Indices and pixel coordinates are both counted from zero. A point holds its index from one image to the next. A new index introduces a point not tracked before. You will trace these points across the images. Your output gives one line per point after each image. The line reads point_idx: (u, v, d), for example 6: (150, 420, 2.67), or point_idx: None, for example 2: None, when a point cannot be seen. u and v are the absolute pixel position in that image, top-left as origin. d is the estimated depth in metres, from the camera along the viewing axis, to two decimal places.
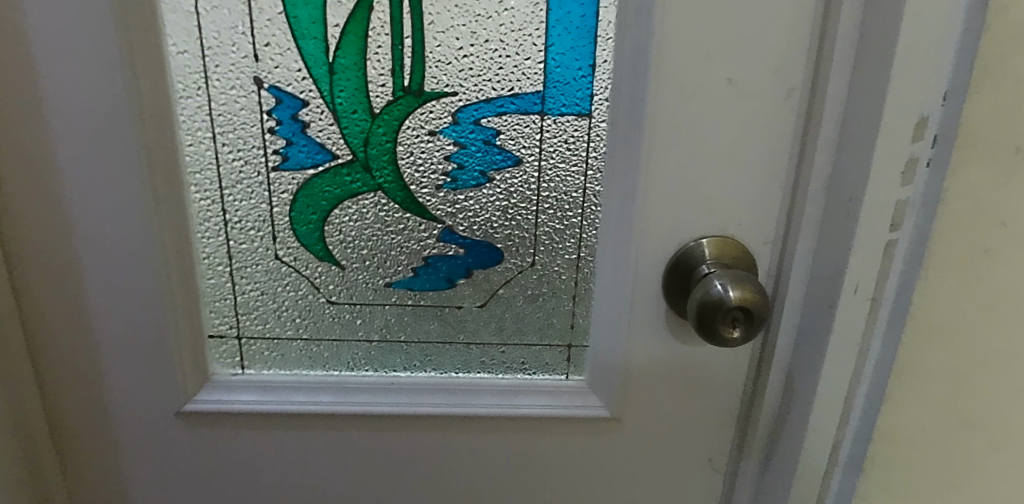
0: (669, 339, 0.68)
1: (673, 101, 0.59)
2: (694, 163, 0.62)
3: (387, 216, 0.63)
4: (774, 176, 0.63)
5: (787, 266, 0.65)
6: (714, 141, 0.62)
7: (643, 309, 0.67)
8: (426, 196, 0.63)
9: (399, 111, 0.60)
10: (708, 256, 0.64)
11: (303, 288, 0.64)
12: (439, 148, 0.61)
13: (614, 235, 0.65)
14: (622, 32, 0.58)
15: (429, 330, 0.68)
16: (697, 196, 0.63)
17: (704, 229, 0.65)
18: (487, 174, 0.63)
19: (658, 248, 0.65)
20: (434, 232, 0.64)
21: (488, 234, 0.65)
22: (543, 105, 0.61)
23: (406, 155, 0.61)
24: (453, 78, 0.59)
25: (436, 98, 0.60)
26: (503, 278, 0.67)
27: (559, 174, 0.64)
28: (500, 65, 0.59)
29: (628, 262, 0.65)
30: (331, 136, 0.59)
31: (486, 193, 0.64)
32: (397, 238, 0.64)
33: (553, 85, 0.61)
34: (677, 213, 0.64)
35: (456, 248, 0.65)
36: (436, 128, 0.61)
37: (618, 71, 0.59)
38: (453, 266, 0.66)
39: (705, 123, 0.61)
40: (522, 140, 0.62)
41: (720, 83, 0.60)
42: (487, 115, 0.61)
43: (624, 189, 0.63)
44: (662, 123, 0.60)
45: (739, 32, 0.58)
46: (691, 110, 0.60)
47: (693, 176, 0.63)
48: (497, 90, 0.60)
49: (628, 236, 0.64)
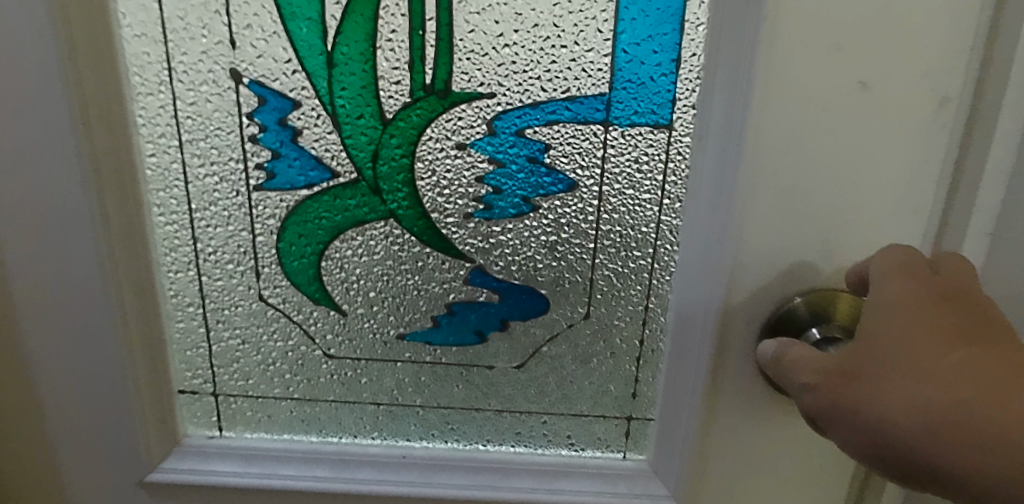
0: (759, 417, 0.53)
1: (784, 111, 0.44)
2: (807, 193, 0.47)
3: (402, 252, 0.49)
4: (913, 214, 0.47)
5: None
6: (836, 166, 0.46)
7: (728, 378, 0.52)
8: (452, 228, 0.49)
9: (418, 118, 0.46)
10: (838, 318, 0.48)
11: (295, 338, 0.51)
12: (470, 166, 0.47)
13: (694, 283, 0.50)
14: (719, 16, 0.43)
15: (452, 393, 0.54)
16: (808, 238, 0.48)
17: (813, 279, 0.50)
18: (531, 200, 0.49)
19: (752, 300, 0.50)
20: (461, 274, 0.50)
21: (530, 276, 0.51)
22: (607, 112, 0.46)
23: (427, 174, 0.47)
24: (490, 75, 0.45)
25: (467, 101, 0.45)
26: (548, 333, 0.52)
27: (625, 202, 0.49)
28: (552, 58, 0.45)
29: (711, 320, 0.50)
30: (329, 148, 0.46)
31: (529, 224, 0.49)
32: (414, 280, 0.50)
33: (622, 86, 0.46)
34: (779, 259, 0.49)
35: (489, 293, 0.51)
36: (467, 140, 0.46)
37: (711, 68, 0.44)
38: (484, 317, 0.51)
39: (826, 142, 0.45)
40: (578, 157, 0.48)
41: (852, 88, 0.44)
42: (533, 124, 0.46)
43: (713, 224, 0.48)
44: (768, 140, 0.45)
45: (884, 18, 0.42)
46: (810, 124, 0.45)
47: (804, 211, 0.47)
48: (548, 91, 0.46)
49: (714, 284, 0.49)
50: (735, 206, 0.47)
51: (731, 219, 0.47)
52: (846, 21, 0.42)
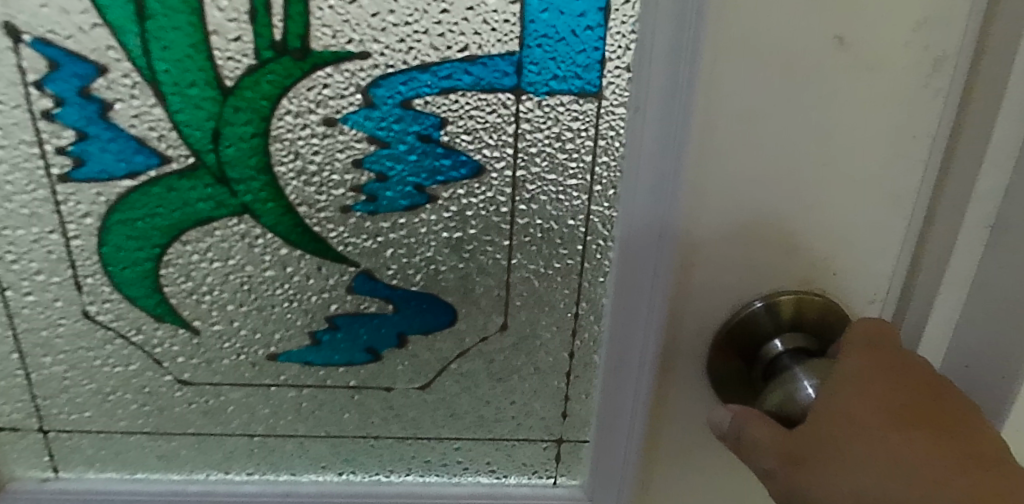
0: (710, 438, 0.45)
1: (739, 75, 0.35)
2: (769, 178, 0.38)
3: (265, 256, 0.39)
4: (896, 203, 0.39)
5: (910, 330, 0.42)
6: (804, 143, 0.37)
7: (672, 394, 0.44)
8: (327, 224, 0.39)
9: (271, 86, 0.35)
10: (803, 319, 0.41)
11: (136, 362, 0.41)
12: (344, 147, 0.37)
13: (630, 286, 0.41)
14: None
15: (342, 420, 0.45)
16: (769, 231, 0.39)
17: (775, 279, 0.41)
18: (427, 189, 0.38)
19: (702, 307, 0.41)
20: (343, 281, 0.40)
21: (431, 282, 0.41)
22: (518, 77, 0.36)
23: (290, 158, 0.37)
24: (362, 27, 0.34)
25: (334, 63, 0.35)
26: (456, 349, 0.43)
27: (547, 190, 0.39)
28: (443, 6, 0.34)
29: (653, 331, 0.41)
30: (153, 125, 0.35)
31: (427, 218, 0.39)
32: (284, 290, 0.40)
33: (536, 43, 0.36)
34: (735, 256, 0.40)
35: (380, 303, 0.41)
36: (338, 113, 0.36)
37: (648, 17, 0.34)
38: (376, 331, 0.42)
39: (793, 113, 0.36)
40: (484, 134, 0.38)
41: (825, 45, 0.34)
42: (423, 93, 0.36)
43: (654, 218, 0.38)
44: (722, 113, 0.36)
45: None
46: (771, 93, 0.35)
47: (766, 199, 0.38)
48: (440, 50, 0.35)
49: (657, 291, 0.40)
50: (680, 196, 0.37)
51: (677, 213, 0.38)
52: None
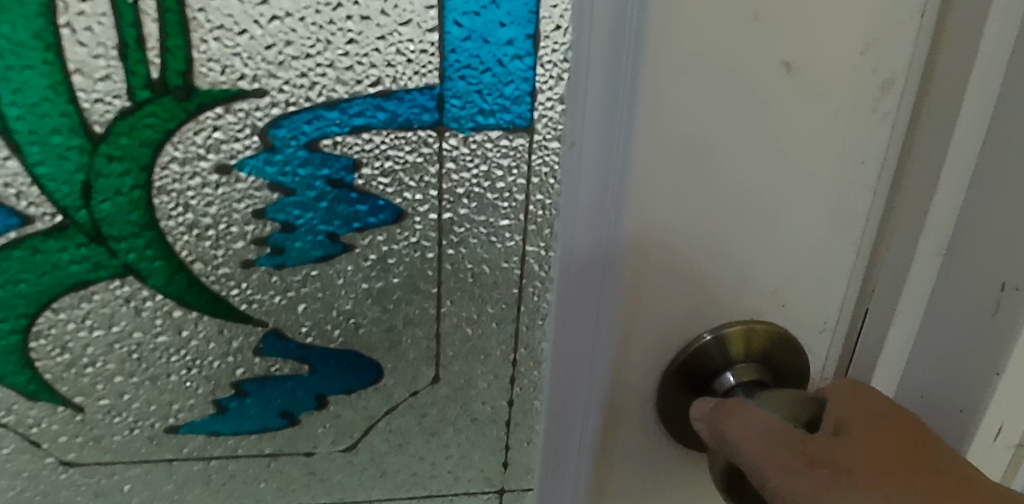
0: (662, 482, 0.42)
1: (684, 108, 0.31)
2: (715, 214, 0.35)
3: (156, 320, 0.34)
4: (846, 232, 0.37)
5: (862, 362, 0.40)
6: (751, 176, 0.34)
7: (624, 443, 0.41)
8: (227, 281, 0.34)
9: (150, 130, 0.30)
10: (755, 355, 0.39)
11: (10, 445, 0.36)
12: (241, 196, 0.32)
13: (571, 329, 0.38)
14: None
15: (258, 490, 0.41)
16: (718, 268, 0.37)
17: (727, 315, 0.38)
18: (341, 237, 0.34)
19: (649, 353, 0.38)
20: (251, 342, 0.36)
21: (352, 336, 0.37)
22: (439, 112, 0.32)
23: (178, 211, 0.32)
24: (256, 61, 0.30)
25: (224, 103, 0.30)
26: (384, 406, 0.39)
27: (477, 232, 0.36)
28: (350, 36, 0.30)
29: (598, 377, 0.38)
30: (8, 180, 0.30)
31: (343, 268, 0.35)
32: (180, 356, 0.36)
33: (458, 75, 0.32)
34: (683, 296, 0.37)
35: (294, 364, 0.37)
36: (232, 158, 0.31)
37: (582, 46, 0.32)
38: (291, 394, 0.38)
39: (740, 145, 0.33)
40: (404, 176, 0.33)
41: (770, 73, 0.32)
42: (331, 133, 0.32)
43: (593, 263, 0.35)
44: (669, 148, 0.32)
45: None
46: (716, 128, 0.32)
47: (713, 235, 0.36)
48: (348, 84, 0.31)
49: (598, 338, 0.37)
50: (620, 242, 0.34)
51: (619, 259, 0.34)
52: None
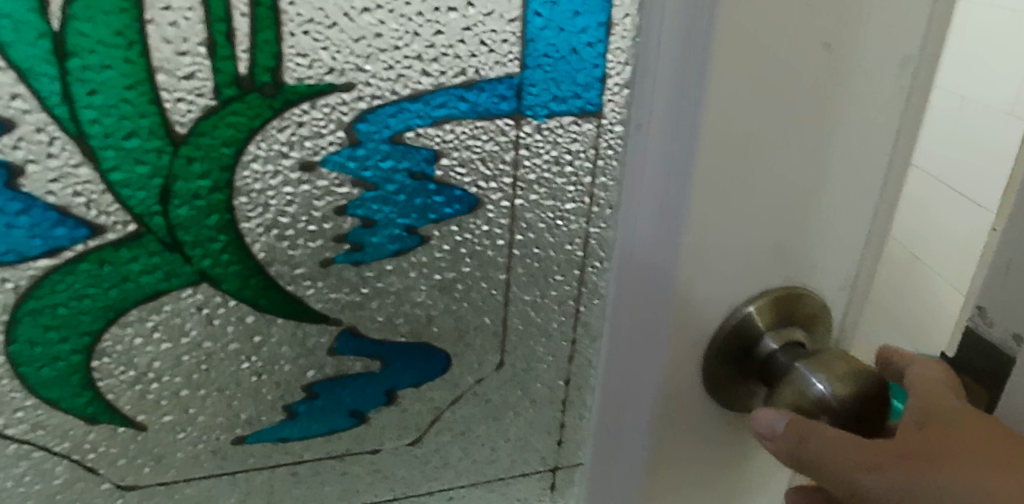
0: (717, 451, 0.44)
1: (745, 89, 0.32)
2: (768, 189, 0.36)
3: (228, 328, 0.33)
4: (868, 198, 0.39)
5: None
6: (800, 151, 0.36)
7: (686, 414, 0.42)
8: (303, 281, 0.33)
9: (233, 129, 0.29)
10: (798, 319, 0.41)
11: (64, 475, 0.34)
12: (322, 194, 0.32)
13: (630, 308, 0.39)
14: None
15: (323, 494, 0.40)
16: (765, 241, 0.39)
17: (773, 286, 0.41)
18: (419, 229, 0.34)
19: (704, 325, 0.40)
20: (324, 342, 0.35)
21: (422, 329, 0.37)
22: (517, 101, 0.33)
23: (257, 212, 0.31)
24: (345, 55, 0.29)
25: (310, 99, 0.30)
26: (450, 396, 0.40)
27: (544, 217, 0.36)
28: (437, 27, 0.30)
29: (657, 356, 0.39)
30: (81, 189, 0.28)
31: (417, 262, 0.35)
32: (251, 363, 0.35)
33: (537, 64, 0.32)
34: (734, 269, 0.39)
35: (366, 361, 0.36)
36: (316, 155, 0.31)
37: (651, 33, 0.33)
38: (361, 392, 0.37)
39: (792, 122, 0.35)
40: (480, 165, 0.34)
41: (817, 55, 0.33)
42: (415, 126, 0.32)
43: (654, 243, 0.36)
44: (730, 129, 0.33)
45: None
46: (772, 109, 0.34)
47: (764, 210, 0.37)
48: (433, 76, 0.31)
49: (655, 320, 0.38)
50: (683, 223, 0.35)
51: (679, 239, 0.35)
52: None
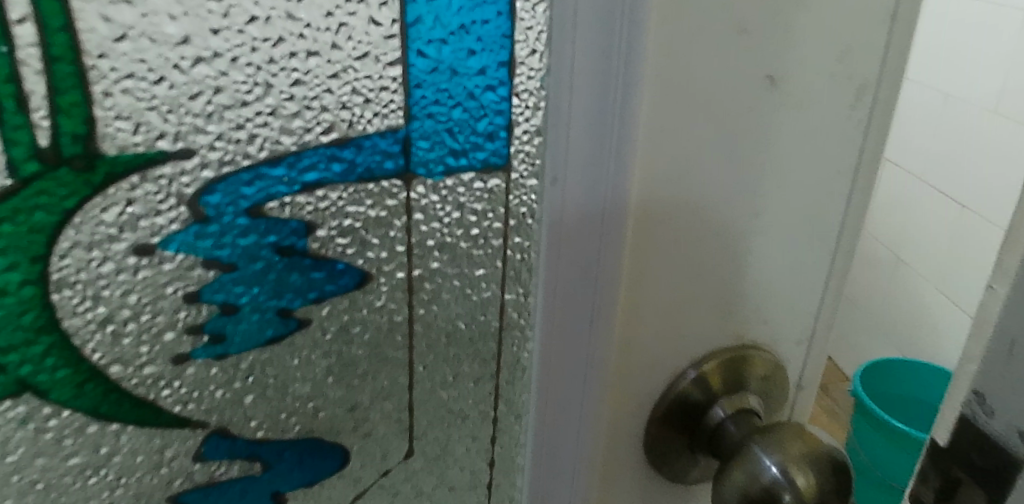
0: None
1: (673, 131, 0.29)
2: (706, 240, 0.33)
3: (64, 442, 0.28)
4: (818, 244, 0.36)
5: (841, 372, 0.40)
6: (740, 198, 0.33)
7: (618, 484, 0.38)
8: (155, 383, 0.28)
9: (42, 213, 0.24)
10: (752, 381, 0.38)
11: None
12: (168, 280, 0.26)
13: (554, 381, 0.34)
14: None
15: None
16: (710, 294, 0.35)
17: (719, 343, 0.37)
18: (295, 311, 0.29)
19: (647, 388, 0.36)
20: (188, 447, 0.30)
21: (312, 423, 0.31)
22: (405, 157, 0.28)
23: (86, 305, 0.26)
24: (180, 115, 0.24)
25: (139, 171, 0.24)
26: (351, 492, 0.34)
27: (451, 285, 0.31)
28: (296, 76, 0.25)
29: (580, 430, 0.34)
30: None
31: (298, 348, 0.29)
32: (100, 478, 0.29)
33: (425, 113, 0.27)
34: (676, 325, 0.35)
35: (244, 463, 0.31)
36: (154, 235, 0.25)
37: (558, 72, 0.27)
38: (241, 499, 0.32)
39: (730, 165, 0.31)
40: (366, 233, 0.28)
41: (756, 88, 0.30)
42: (280, 193, 0.26)
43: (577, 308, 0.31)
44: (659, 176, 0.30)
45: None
46: (704, 151, 0.30)
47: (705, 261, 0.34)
48: (297, 133, 0.26)
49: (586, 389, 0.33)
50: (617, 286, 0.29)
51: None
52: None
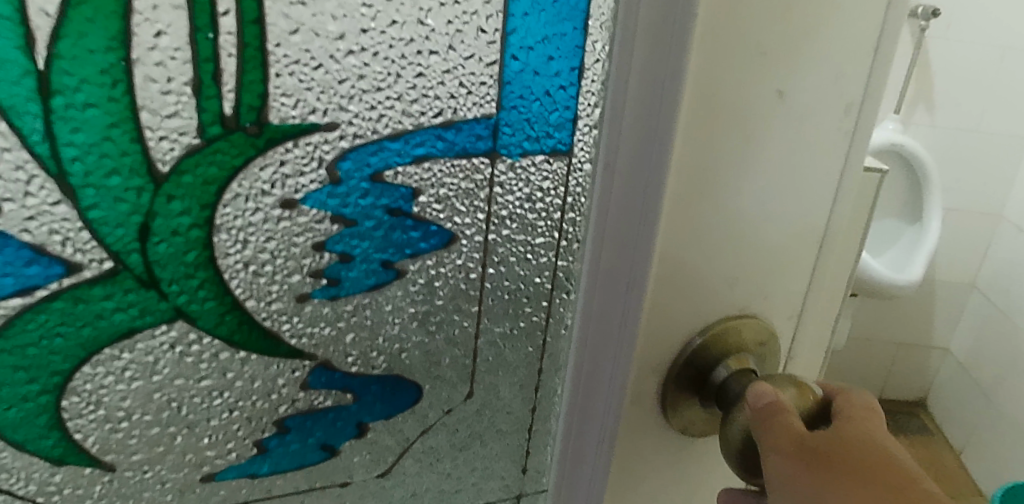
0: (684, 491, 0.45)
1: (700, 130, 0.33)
2: (728, 224, 0.37)
3: (201, 365, 0.33)
4: (815, 236, 0.41)
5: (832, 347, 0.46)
6: (759, 190, 0.37)
7: (657, 458, 0.42)
8: (279, 317, 0.34)
9: (216, 168, 0.29)
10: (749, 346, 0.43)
11: None
12: (302, 230, 0.32)
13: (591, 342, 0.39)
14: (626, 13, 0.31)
15: None
16: (725, 273, 0.39)
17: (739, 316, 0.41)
18: (394, 263, 0.35)
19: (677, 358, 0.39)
20: (297, 376, 0.35)
21: (396, 363, 0.37)
22: (493, 139, 0.34)
23: (236, 248, 0.31)
24: (329, 96, 0.30)
25: (294, 138, 0.30)
26: (418, 428, 0.40)
27: (515, 250, 0.37)
28: (418, 69, 0.31)
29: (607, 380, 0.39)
30: (65, 232, 0.29)
31: (392, 296, 0.36)
32: (223, 399, 0.35)
33: (511, 105, 0.34)
34: (700, 302, 0.39)
35: (337, 395, 0.37)
36: (297, 193, 0.31)
37: (617, 75, 0.33)
38: (331, 425, 0.38)
39: (749, 160, 0.36)
40: (457, 201, 0.35)
41: (771, 95, 0.34)
42: (394, 164, 0.33)
43: (618, 278, 0.36)
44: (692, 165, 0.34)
45: (813, 13, 0.33)
46: (732, 146, 0.35)
47: (727, 244, 0.38)
48: (413, 116, 0.32)
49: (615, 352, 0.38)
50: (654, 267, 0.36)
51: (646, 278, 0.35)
52: (776, 17, 0.32)
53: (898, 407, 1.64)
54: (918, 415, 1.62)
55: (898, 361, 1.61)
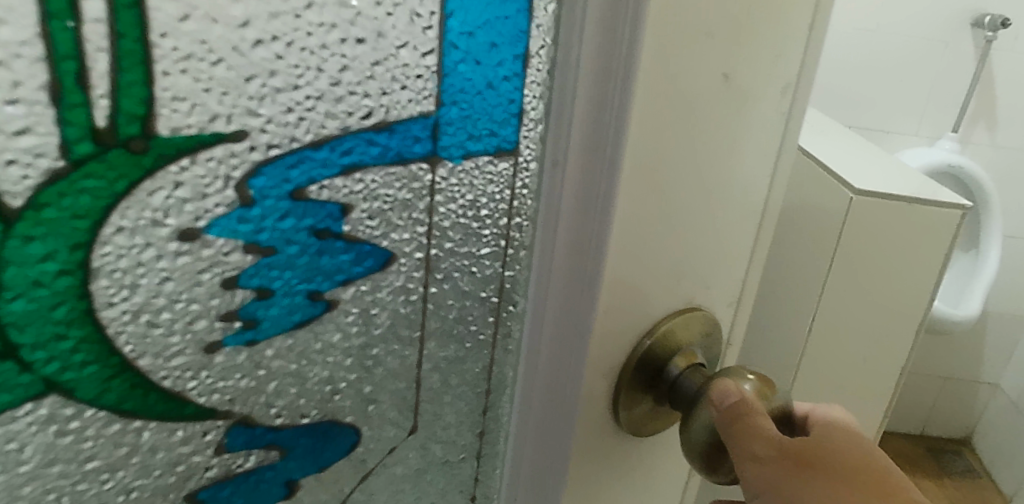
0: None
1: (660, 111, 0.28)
2: (681, 213, 0.34)
3: (83, 445, 0.26)
4: (755, 222, 0.40)
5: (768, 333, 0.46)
6: (709, 176, 0.35)
7: (622, 475, 0.39)
8: (183, 374, 0.27)
9: (89, 197, 0.23)
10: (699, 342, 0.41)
11: None
12: (208, 265, 0.26)
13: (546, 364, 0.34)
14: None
15: None
16: (677, 267, 0.36)
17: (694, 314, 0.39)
18: (323, 294, 0.29)
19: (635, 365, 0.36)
20: (210, 440, 0.29)
21: (330, 407, 0.32)
22: (432, 141, 0.30)
23: (122, 295, 0.25)
24: (234, 97, 0.24)
25: (192, 153, 0.24)
26: (356, 475, 0.35)
27: (458, 262, 0.33)
28: (342, 63, 0.26)
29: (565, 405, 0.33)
30: None
31: (323, 333, 0.30)
32: (116, 480, 0.28)
33: (453, 100, 0.29)
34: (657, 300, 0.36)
35: (261, 454, 0.31)
36: (199, 220, 0.25)
37: (563, 61, 0.28)
38: (255, 489, 0.32)
39: (702, 143, 0.33)
40: (394, 216, 0.30)
41: (720, 75, 0.32)
42: (320, 177, 0.27)
43: (573, 293, 0.31)
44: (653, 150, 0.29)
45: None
46: (685, 126, 0.32)
47: (678, 234, 0.35)
48: (338, 118, 0.27)
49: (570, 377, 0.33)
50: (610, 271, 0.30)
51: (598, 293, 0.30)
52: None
53: (942, 443, 1.64)
54: (962, 455, 1.61)
55: (941, 395, 1.62)
